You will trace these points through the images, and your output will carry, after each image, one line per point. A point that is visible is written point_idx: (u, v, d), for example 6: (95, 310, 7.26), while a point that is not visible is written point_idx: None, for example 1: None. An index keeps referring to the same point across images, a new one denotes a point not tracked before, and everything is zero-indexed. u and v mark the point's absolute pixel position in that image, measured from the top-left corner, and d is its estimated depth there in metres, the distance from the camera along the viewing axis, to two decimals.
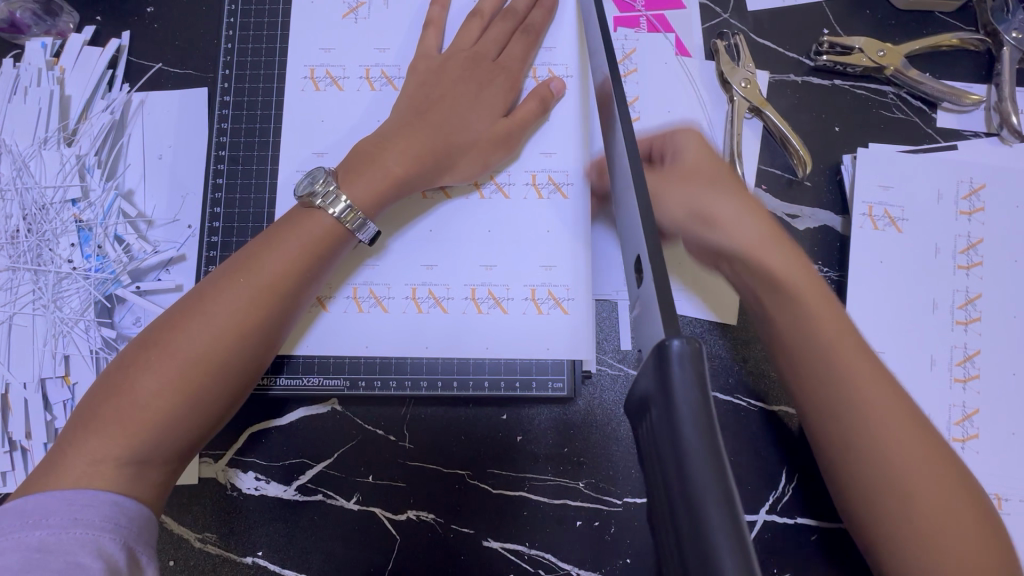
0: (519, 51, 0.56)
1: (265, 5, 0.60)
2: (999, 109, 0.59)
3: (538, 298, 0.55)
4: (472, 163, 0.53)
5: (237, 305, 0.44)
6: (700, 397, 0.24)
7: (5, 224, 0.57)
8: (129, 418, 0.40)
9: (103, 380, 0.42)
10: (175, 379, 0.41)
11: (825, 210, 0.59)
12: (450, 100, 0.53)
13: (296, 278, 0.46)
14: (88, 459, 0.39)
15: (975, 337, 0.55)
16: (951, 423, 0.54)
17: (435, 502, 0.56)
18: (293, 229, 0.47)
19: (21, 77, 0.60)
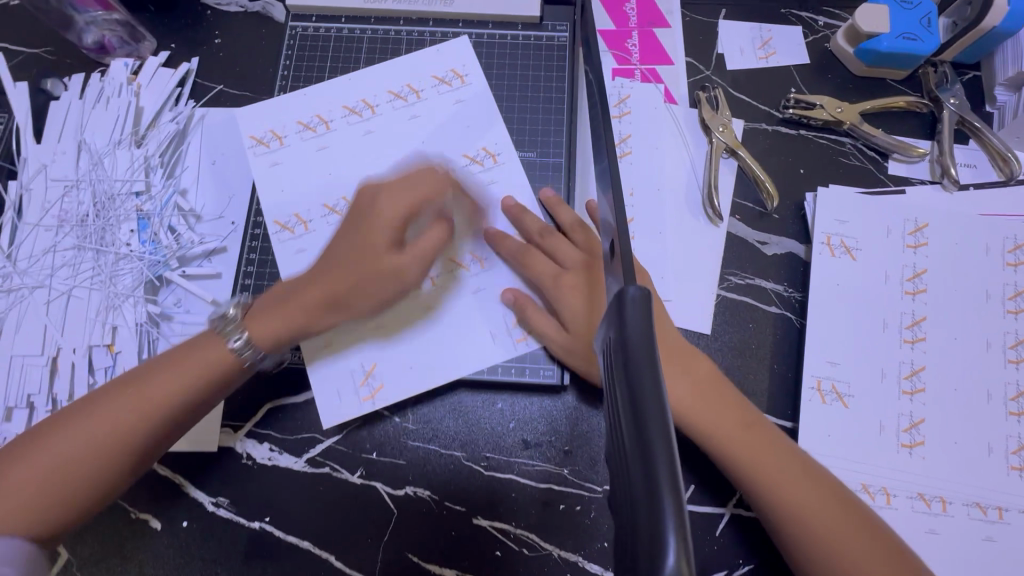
0: (461, 111, 0.67)
1: (318, 42, 0.71)
2: (941, 161, 0.68)
3: (509, 324, 0.64)
4: (421, 209, 0.63)
5: (189, 372, 0.53)
6: (645, 324, 0.31)
7: (77, 210, 0.65)
8: (42, 472, 0.49)
9: (42, 423, 0.51)
10: (100, 447, 0.50)
11: (791, 239, 0.68)
12: (402, 161, 0.63)
13: (240, 367, 0.54)
14: (24, 474, 0.48)
15: (921, 355, 0.62)
16: (899, 430, 0.60)
17: (431, 480, 0.62)
18: (265, 307, 0.56)
19: (105, 89, 0.70)
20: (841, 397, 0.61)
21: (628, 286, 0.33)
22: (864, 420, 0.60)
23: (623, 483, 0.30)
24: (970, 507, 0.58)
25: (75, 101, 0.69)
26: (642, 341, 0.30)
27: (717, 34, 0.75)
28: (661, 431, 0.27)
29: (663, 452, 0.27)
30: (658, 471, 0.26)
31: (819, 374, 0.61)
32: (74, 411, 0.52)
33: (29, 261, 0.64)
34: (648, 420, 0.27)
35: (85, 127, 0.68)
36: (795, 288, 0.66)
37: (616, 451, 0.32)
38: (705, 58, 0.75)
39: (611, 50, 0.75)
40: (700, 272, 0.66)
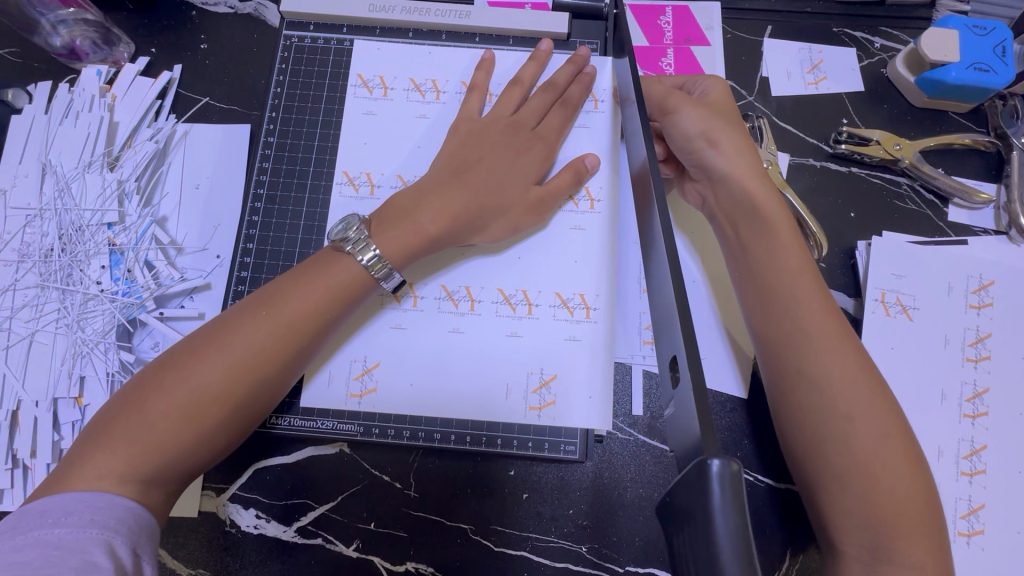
0: (557, 122, 0.57)
1: (317, 55, 0.62)
2: (1009, 209, 0.61)
3: (536, 382, 0.52)
4: (503, 224, 0.53)
5: (258, 338, 0.44)
6: (739, 521, 0.24)
7: (40, 242, 0.57)
8: (133, 440, 0.40)
9: (120, 398, 0.42)
10: (243, 361, 0.43)
11: (839, 292, 0.61)
12: (488, 163, 0.53)
13: (318, 318, 0.46)
14: (94, 475, 0.39)
15: (982, 432, 0.55)
16: (957, 516, 0.54)
17: (435, 555, 0.56)
18: (320, 270, 0.48)
19: (75, 101, 0.62)
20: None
21: (711, 460, 0.24)
22: None
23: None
24: None
25: (40, 115, 0.61)
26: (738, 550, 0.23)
27: (762, 56, 0.68)
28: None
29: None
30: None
31: None
32: (184, 343, 0.45)
33: None
34: None
35: (52, 145, 0.60)
36: None
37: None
38: (748, 82, 0.67)
39: (644, 70, 0.67)
40: (739, 328, 0.59)
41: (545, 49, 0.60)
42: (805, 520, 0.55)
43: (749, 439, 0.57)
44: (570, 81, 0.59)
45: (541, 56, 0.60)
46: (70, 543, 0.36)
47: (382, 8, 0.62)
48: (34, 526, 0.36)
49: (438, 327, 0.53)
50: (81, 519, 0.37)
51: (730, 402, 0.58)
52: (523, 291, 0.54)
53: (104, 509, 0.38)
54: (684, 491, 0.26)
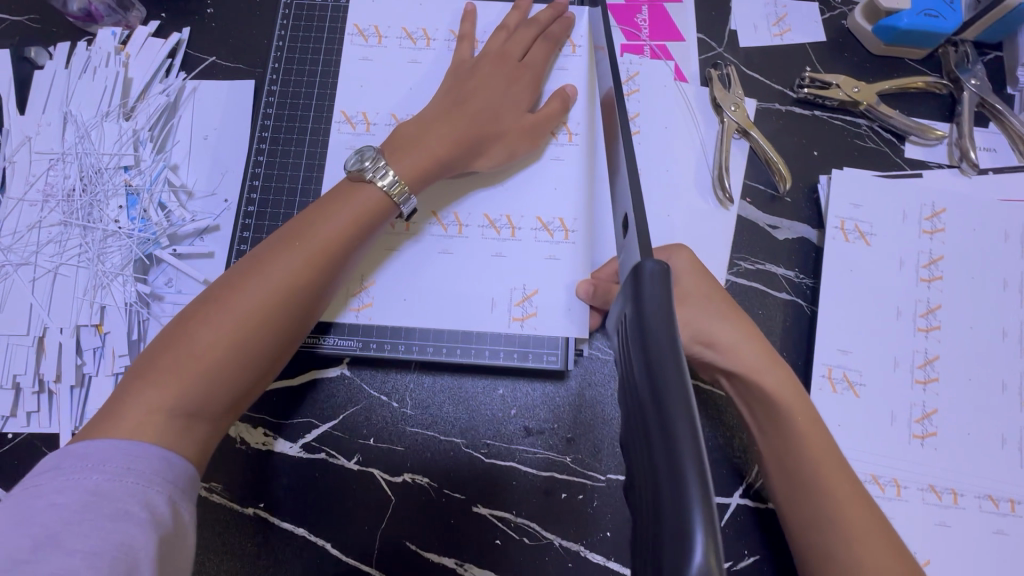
0: (540, 56, 0.63)
1: (316, 13, 0.68)
2: (960, 145, 0.66)
3: (519, 297, 0.59)
4: (500, 149, 0.59)
5: (292, 267, 0.48)
6: (664, 290, 0.31)
7: (63, 183, 0.63)
8: (183, 370, 0.43)
9: (161, 337, 0.45)
10: (282, 290, 0.47)
11: (803, 223, 0.65)
12: (482, 94, 0.59)
13: (344, 248, 0.51)
14: (145, 407, 0.41)
15: (935, 344, 0.60)
16: (912, 420, 0.58)
17: (430, 467, 0.60)
18: (343, 205, 0.52)
19: (92, 58, 0.67)
20: (852, 386, 0.59)
21: (647, 259, 0.33)
22: (875, 410, 0.58)
23: (643, 472, 0.28)
24: (982, 500, 0.56)
25: (60, 71, 0.67)
26: (661, 313, 0.30)
27: (730, 11, 0.73)
28: (685, 411, 0.26)
29: (686, 426, 0.25)
30: (683, 450, 0.24)
31: (830, 362, 0.59)
32: (218, 282, 0.48)
33: (14, 237, 0.61)
34: (667, 373, 0.27)
35: (73, 98, 0.65)
36: (808, 274, 0.64)
37: (635, 441, 0.30)
38: (717, 34, 0.72)
39: (620, 25, 0.72)
40: (710, 256, 0.64)
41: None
42: None
43: None
44: (552, 19, 0.64)
45: (523, 5, 0.65)
46: (108, 490, 0.37)
47: None
48: (75, 469, 0.38)
49: (432, 248, 0.61)
50: (116, 466, 0.38)
51: None
52: (507, 215, 0.61)
53: (137, 458, 0.39)
54: (625, 291, 0.34)
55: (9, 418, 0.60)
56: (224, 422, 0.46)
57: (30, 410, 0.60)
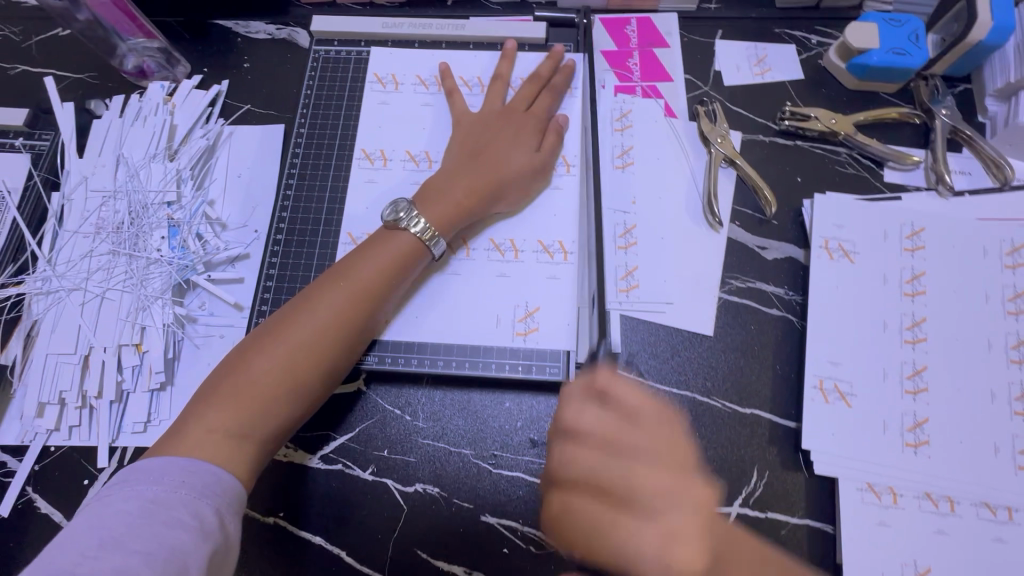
0: (546, 103, 0.70)
1: (340, 64, 0.76)
2: (935, 169, 0.70)
3: (523, 316, 0.64)
4: (516, 194, 0.65)
5: (335, 305, 0.55)
6: None
7: (113, 218, 0.70)
8: (243, 393, 0.50)
9: (224, 365, 0.53)
10: (326, 324, 0.54)
11: (790, 244, 0.70)
12: (497, 143, 0.66)
13: (381, 287, 0.57)
14: (205, 428, 0.49)
15: (922, 355, 0.63)
16: (904, 429, 0.60)
17: (440, 478, 0.63)
18: (382, 247, 0.59)
19: (143, 108, 0.75)
20: (844, 396, 0.61)
21: None
22: (868, 419, 0.61)
23: None
24: (979, 507, 0.58)
25: (115, 119, 0.75)
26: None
27: (714, 54, 0.79)
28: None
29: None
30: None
31: (821, 373, 0.62)
32: (273, 318, 0.55)
33: (67, 265, 0.68)
34: None
35: (125, 143, 0.73)
36: (796, 291, 0.68)
37: None
38: (703, 75, 0.79)
39: (613, 68, 0.79)
40: (703, 276, 0.68)
41: (511, 48, 0.73)
42: (764, 437, 0.63)
43: (714, 369, 0.65)
44: (552, 73, 0.71)
45: (509, 54, 0.73)
46: (163, 499, 0.44)
47: (393, 25, 0.76)
48: (141, 481, 0.45)
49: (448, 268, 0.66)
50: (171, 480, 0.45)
51: (697, 338, 0.66)
52: (510, 238, 0.67)
53: (193, 473, 0.46)
54: None
55: (53, 432, 0.65)
56: (274, 444, 0.53)
57: (72, 424, 0.65)
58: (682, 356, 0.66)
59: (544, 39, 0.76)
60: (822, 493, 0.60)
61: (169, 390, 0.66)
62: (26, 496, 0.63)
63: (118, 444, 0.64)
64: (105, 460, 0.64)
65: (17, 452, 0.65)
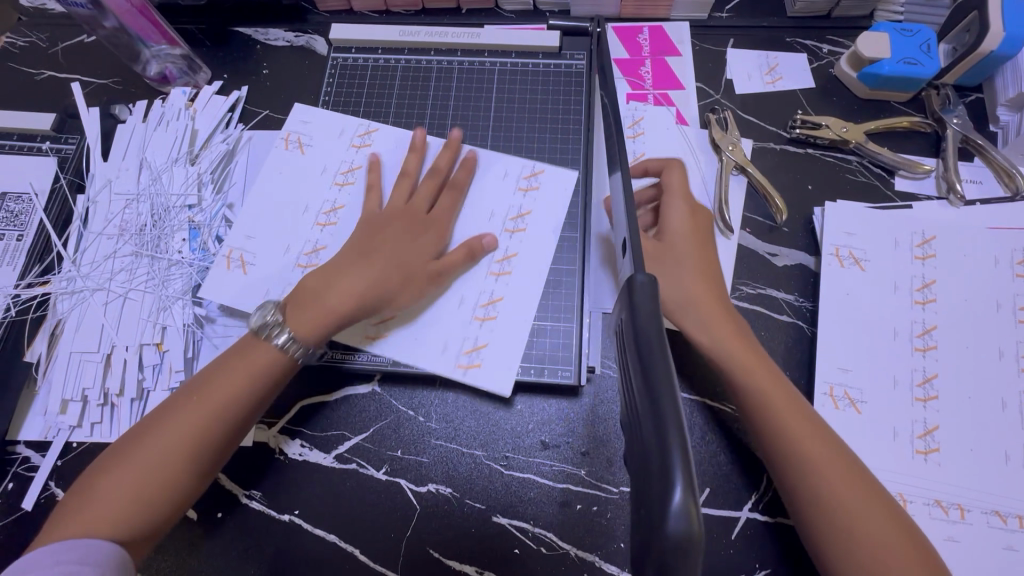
0: (447, 205, 0.67)
1: (358, 71, 0.78)
2: (946, 178, 0.71)
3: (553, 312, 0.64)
4: (411, 295, 0.62)
5: (236, 373, 0.57)
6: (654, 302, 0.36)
7: (136, 220, 0.71)
8: (128, 485, 0.52)
9: (121, 446, 0.55)
10: (211, 412, 0.55)
11: (801, 251, 0.70)
12: (393, 240, 0.63)
13: (285, 348, 0.58)
14: (83, 516, 0.50)
15: (932, 363, 0.63)
16: (914, 436, 0.61)
17: (453, 479, 0.64)
18: (281, 314, 0.59)
19: (166, 114, 0.77)
20: (853, 403, 0.62)
21: (637, 272, 0.37)
22: (880, 426, 0.61)
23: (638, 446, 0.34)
24: (989, 515, 0.58)
25: (138, 124, 0.77)
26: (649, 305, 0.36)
27: (726, 62, 0.80)
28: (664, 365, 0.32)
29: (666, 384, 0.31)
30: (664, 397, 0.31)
31: (831, 381, 0.63)
32: (175, 394, 0.57)
33: (91, 266, 0.70)
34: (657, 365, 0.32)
35: (148, 147, 0.75)
36: (807, 297, 0.68)
37: (632, 423, 0.35)
38: (714, 83, 0.79)
39: (626, 76, 0.80)
40: None
41: (456, 138, 0.70)
42: None
43: None
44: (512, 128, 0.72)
45: (454, 142, 0.70)
46: None
47: (409, 33, 0.78)
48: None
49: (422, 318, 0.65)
50: None
51: None
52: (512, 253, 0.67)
53: None
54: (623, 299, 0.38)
55: (76, 428, 0.67)
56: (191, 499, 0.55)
57: (94, 421, 0.66)
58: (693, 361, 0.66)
59: (558, 48, 0.77)
60: None
61: None
62: (48, 490, 0.65)
63: None
64: None
65: (41, 447, 0.67)
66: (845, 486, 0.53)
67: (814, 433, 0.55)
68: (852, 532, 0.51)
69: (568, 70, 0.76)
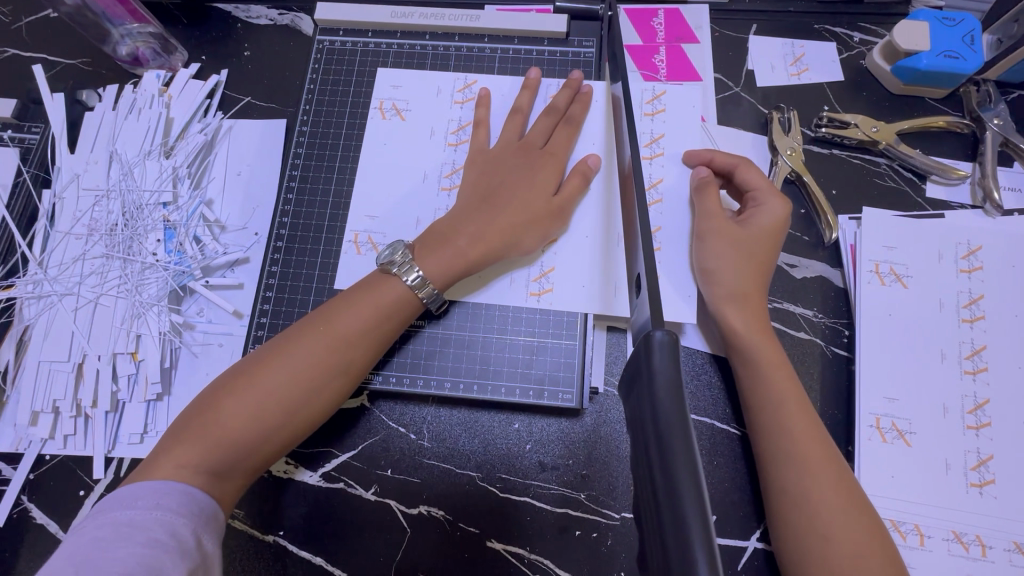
0: (563, 141, 0.63)
1: (345, 56, 0.71)
2: (983, 185, 0.66)
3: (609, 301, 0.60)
4: (534, 238, 0.58)
5: (317, 347, 0.52)
6: (675, 370, 0.32)
7: (107, 218, 0.66)
8: (214, 440, 0.48)
9: (203, 400, 0.51)
10: (310, 370, 0.51)
11: (822, 263, 0.65)
12: (509, 185, 0.60)
13: (367, 327, 0.53)
14: (171, 465, 0.47)
15: (983, 386, 0.59)
16: (967, 468, 0.57)
17: (446, 500, 0.61)
18: (369, 293, 0.55)
19: (137, 100, 0.71)
20: (902, 434, 0.58)
21: (657, 329, 0.33)
22: (926, 457, 0.57)
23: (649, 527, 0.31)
24: (1011, 552, 0.55)
25: (108, 112, 0.71)
26: (674, 409, 0.31)
27: (747, 51, 0.74)
28: (694, 497, 0.28)
29: (698, 521, 0.27)
30: (693, 533, 0.27)
31: (878, 411, 0.59)
32: (253, 355, 0.53)
33: (59, 269, 0.65)
34: (676, 451, 0.29)
35: (118, 137, 0.69)
36: (826, 314, 0.64)
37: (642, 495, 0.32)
38: (734, 74, 0.73)
39: (638, 66, 0.73)
40: None
41: (534, 77, 0.66)
42: None
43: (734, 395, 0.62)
44: (570, 102, 0.65)
45: (531, 84, 0.66)
46: (139, 523, 0.43)
47: (402, 15, 0.71)
48: (112, 509, 0.44)
49: (517, 295, 0.61)
50: (146, 503, 0.44)
51: (717, 361, 0.63)
52: (549, 267, 0.61)
53: (165, 495, 0.45)
54: (637, 357, 0.35)
55: (48, 440, 0.63)
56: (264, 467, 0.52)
57: (67, 434, 0.63)
58: (702, 380, 0.62)
59: (565, 33, 0.70)
60: None
61: (167, 401, 0.63)
62: (21, 504, 0.62)
63: (115, 454, 0.62)
64: (102, 471, 0.62)
65: (11, 460, 0.63)
66: (831, 492, 0.50)
67: (826, 459, 0.51)
68: (826, 538, 0.48)
69: (576, 58, 0.70)
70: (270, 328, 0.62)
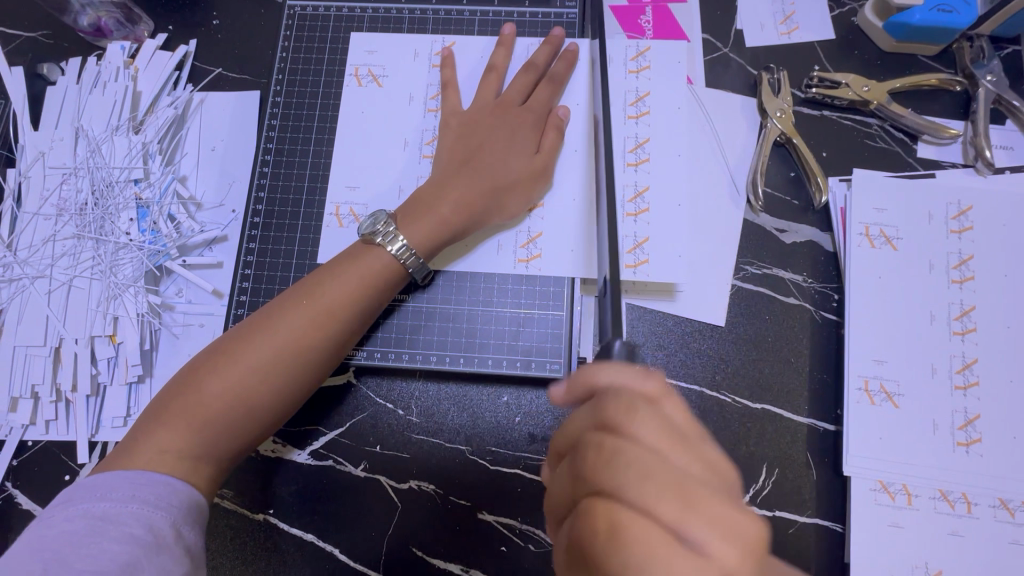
0: (543, 98, 0.61)
1: (318, 22, 0.68)
2: (975, 143, 0.64)
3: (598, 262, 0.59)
4: (518, 202, 0.57)
5: (299, 325, 0.50)
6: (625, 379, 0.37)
7: (76, 198, 0.64)
8: (195, 422, 0.47)
9: (180, 379, 0.50)
10: (294, 345, 0.50)
11: (813, 227, 0.64)
12: (489, 149, 0.58)
13: (349, 305, 0.52)
14: (154, 449, 0.46)
15: (972, 347, 0.59)
16: (954, 427, 0.57)
17: (436, 474, 0.61)
18: (351, 266, 0.53)
19: (102, 73, 0.68)
20: (890, 397, 0.58)
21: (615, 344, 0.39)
22: (914, 419, 0.57)
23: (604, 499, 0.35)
24: (996, 508, 0.55)
25: (71, 86, 0.68)
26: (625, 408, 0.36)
27: (736, 10, 0.71)
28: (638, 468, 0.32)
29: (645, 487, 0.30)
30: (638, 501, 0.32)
31: (866, 374, 0.59)
32: (232, 332, 0.51)
33: (29, 251, 0.63)
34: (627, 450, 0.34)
35: (83, 113, 0.67)
36: (816, 278, 0.63)
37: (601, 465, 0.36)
38: (722, 35, 0.71)
39: (624, 28, 0.71)
40: (715, 260, 0.63)
41: (508, 34, 0.64)
42: (772, 433, 0.59)
43: (723, 362, 0.61)
44: (551, 60, 0.63)
45: (507, 40, 0.64)
46: (114, 516, 0.42)
47: None
48: (85, 500, 0.43)
49: (505, 261, 0.60)
50: (122, 495, 0.43)
51: (707, 329, 0.62)
52: (537, 232, 0.60)
53: (143, 486, 0.44)
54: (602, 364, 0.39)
55: (29, 426, 0.62)
56: (248, 449, 0.51)
57: (49, 419, 0.62)
58: (692, 348, 0.62)
59: None
60: (833, 491, 0.58)
61: (149, 382, 0.62)
62: (5, 491, 0.61)
63: (99, 438, 0.61)
64: (86, 456, 0.61)
65: None
66: None
67: None
68: None
69: (559, 20, 0.67)
70: (250, 307, 0.61)
